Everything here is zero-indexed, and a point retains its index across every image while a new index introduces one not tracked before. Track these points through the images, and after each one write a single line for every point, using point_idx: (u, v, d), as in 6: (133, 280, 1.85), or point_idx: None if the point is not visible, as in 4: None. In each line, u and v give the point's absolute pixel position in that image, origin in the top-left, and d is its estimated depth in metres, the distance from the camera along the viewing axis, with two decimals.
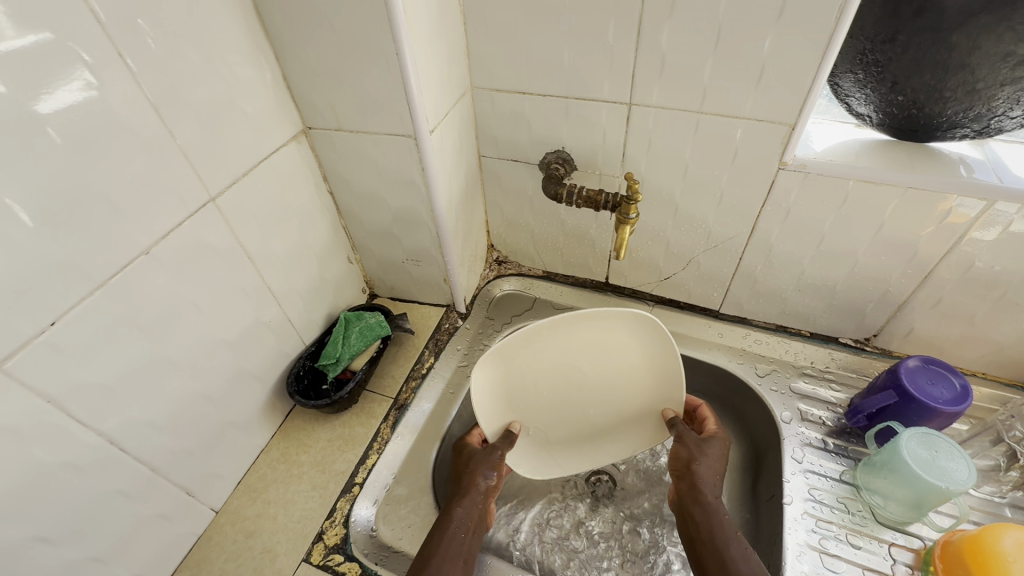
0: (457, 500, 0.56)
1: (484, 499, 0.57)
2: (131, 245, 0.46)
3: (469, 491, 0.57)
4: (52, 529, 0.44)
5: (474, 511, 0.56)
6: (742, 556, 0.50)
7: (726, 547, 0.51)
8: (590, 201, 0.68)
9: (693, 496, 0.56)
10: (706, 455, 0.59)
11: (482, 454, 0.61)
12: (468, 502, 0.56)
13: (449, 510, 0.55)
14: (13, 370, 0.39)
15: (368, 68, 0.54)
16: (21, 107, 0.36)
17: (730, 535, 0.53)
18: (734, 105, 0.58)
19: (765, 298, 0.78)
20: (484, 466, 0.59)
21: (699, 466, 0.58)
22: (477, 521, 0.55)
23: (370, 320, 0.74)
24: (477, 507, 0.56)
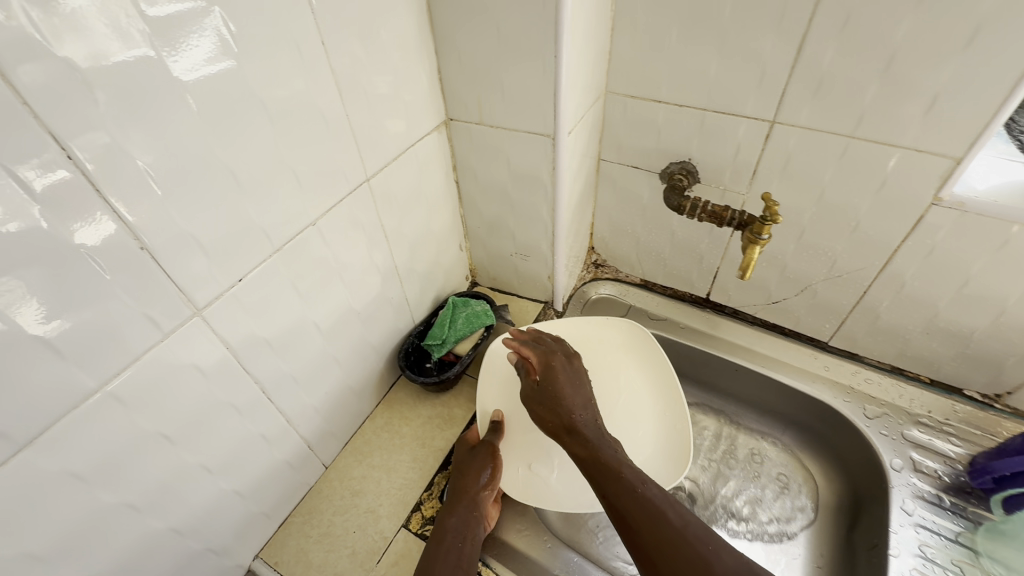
0: (448, 511, 0.57)
1: (474, 506, 0.58)
2: (303, 215, 0.50)
3: (460, 500, 0.58)
4: (213, 460, 0.49)
5: (466, 523, 0.56)
6: (640, 481, 0.49)
7: (624, 479, 0.49)
8: (714, 216, 0.67)
9: (576, 440, 0.55)
10: (573, 390, 0.59)
11: (473, 458, 0.62)
12: (458, 511, 0.57)
13: (440, 522, 0.56)
14: (209, 316, 0.44)
15: (521, 67, 0.56)
16: (246, 84, 0.41)
17: (624, 464, 0.51)
18: (893, 132, 0.55)
19: (883, 337, 0.74)
20: (472, 473, 0.60)
21: (574, 404, 0.57)
22: (472, 533, 0.56)
23: (477, 308, 0.76)
24: (470, 515, 0.57)
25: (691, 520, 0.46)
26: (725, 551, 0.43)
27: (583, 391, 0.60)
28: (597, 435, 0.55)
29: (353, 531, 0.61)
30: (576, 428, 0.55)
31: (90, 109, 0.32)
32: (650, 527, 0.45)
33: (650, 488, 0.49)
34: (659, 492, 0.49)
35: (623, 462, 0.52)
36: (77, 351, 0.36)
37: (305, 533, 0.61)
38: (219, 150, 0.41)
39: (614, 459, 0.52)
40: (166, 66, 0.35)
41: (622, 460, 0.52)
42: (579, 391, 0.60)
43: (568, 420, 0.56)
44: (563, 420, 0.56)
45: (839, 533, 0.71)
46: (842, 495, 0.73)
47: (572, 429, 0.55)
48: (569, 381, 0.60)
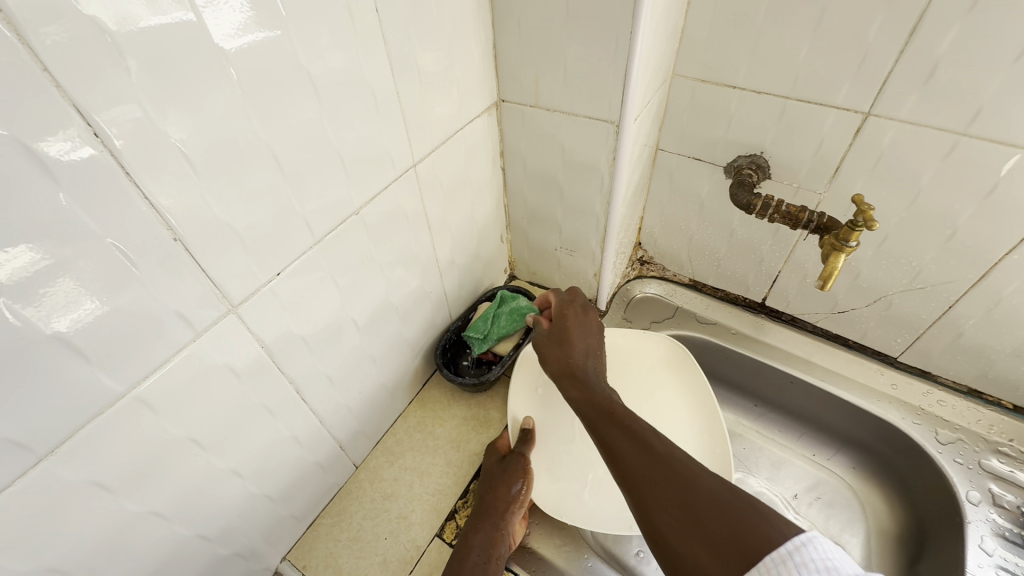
0: (475, 528, 0.55)
1: (503, 523, 0.56)
2: (347, 202, 0.46)
3: (488, 517, 0.55)
4: (244, 464, 0.45)
5: (492, 539, 0.54)
6: (628, 415, 0.45)
7: (613, 415, 0.46)
8: (788, 217, 0.61)
9: (574, 384, 0.52)
10: (579, 335, 0.58)
11: (503, 469, 0.59)
12: (485, 530, 0.54)
13: (467, 537, 0.54)
14: (244, 312, 0.40)
15: (589, 43, 0.50)
16: (291, 55, 0.36)
17: (615, 402, 0.48)
18: (1016, 131, 0.48)
19: (964, 356, 0.67)
20: (501, 485, 0.57)
21: (577, 349, 0.56)
22: (497, 551, 0.54)
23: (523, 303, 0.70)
24: (498, 531, 0.55)
25: (676, 450, 0.41)
26: (709, 477, 0.38)
27: (591, 337, 0.58)
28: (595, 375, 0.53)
29: (384, 537, 0.58)
30: (576, 371, 0.54)
31: (120, 78, 0.28)
32: (632, 457, 0.41)
33: (639, 421, 0.45)
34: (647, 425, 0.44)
35: (614, 400, 0.49)
36: (104, 354, 0.32)
37: (333, 537, 0.58)
38: (261, 130, 0.36)
39: (605, 397, 0.49)
40: (206, 31, 0.31)
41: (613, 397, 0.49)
42: (586, 337, 0.58)
43: (568, 363, 0.55)
44: (566, 363, 0.55)
45: (902, 565, 0.66)
46: (906, 524, 0.68)
47: (571, 369, 0.54)
48: (576, 327, 0.59)
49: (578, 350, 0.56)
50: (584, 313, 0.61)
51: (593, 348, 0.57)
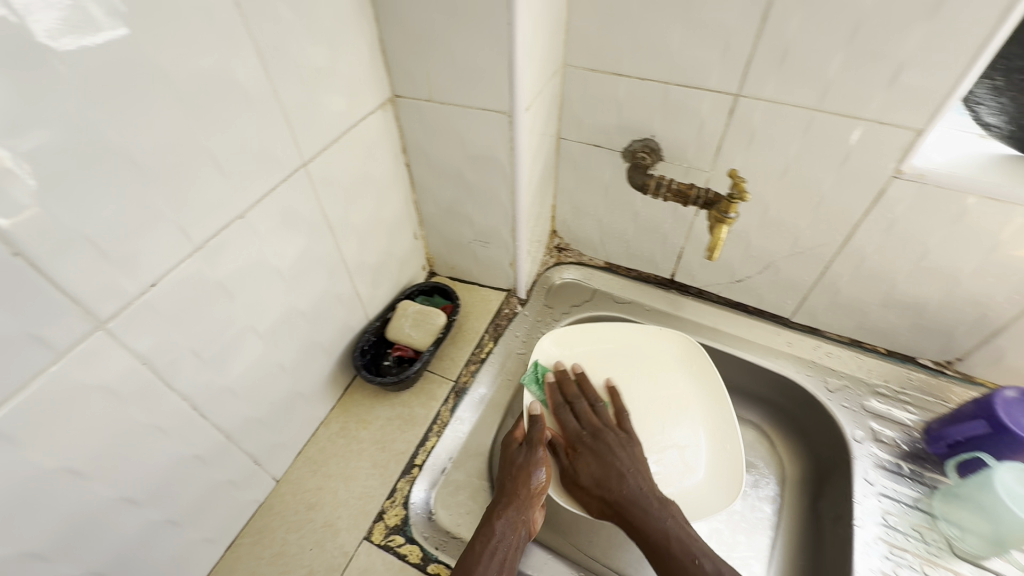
0: (499, 512, 0.53)
1: (524, 508, 0.55)
2: (229, 206, 0.44)
3: (514, 501, 0.54)
4: (137, 491, 0.43)
5: (515, 526, 0.53)
6: (690, 557, 0.51)
7: (678, 559, 0.51)
8: (679, 195, 0.65)
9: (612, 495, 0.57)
10: (606, 458, 0.59)
11: (527, 454, 0.58)
12: (510, 513, 0.53)
13: (489, 522, 0.53)
14: (116, 328, 0.37)
15: (473, 35, 0.51)
16: (143, 54, 0.34)
17: (672, 536, 0.52)
18: (857, 105, 0.54)
19: (843, 311, 0.74)
20: (522, 473, 0.57)
21: (613, 480, 0.57)
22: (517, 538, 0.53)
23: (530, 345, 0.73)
24: (520, 517, 0.54)
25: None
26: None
27: (623, 455, 0.60)
28: (642, 504, 0.55)
29: (310, 548, 0.56)
30: (620, 507, 0.56)
31: None
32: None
33: (701, 564, 0.50)
34: (712, 568, 0.50)
35: (671, 531, 0.53)
36: None
37: (254, 555, 0.55)
38: (112, 133, 0.34)
39: (662, 532, 0.53)
40: (26, 28, 0.28)
41: (667, 527, 0.53)
42: (621, 455, 0.60)
43: (606, 496, 0.57)
44: (608, 495, 0.56)
45: (803, 503, 0.71)
46: (805, 463, 0.75)
47: (617, 503, 0.56)
48: (604, 450, 0.60)
49: (618, 480, 0.57)
50: (608, 431, 0.62)
51: (631, 468, 0.58)
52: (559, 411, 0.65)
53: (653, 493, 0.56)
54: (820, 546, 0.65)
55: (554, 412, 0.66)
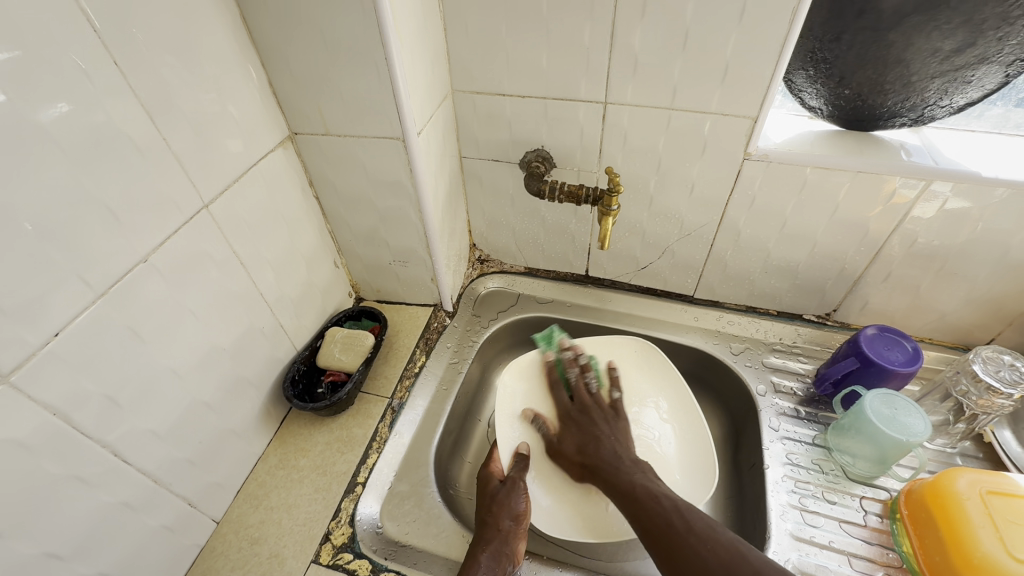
0: (481, 545, 0.57)
1: (508, 542, 0.58)
2: (131, 252, 0.46)
3: (494, 537, 0.57)
4: (60, 545, 0.43)
5: (501, 555, 0.56)
6: (649, 497, 0.56)
7: (637, 499, 0.56)
8: (572, 196, 0.72)
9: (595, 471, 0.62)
10: (591, 429, 0.66)
11: (505, 493, 0.62)
12: (494, 545, 0.57)
13: (473, 557, 0.56)
14: (20, 382, 0.38)
15: (358, 72, 0.56)
16: (23, 116, 0.36)
17: (636, 484, 0.58)
18: (702, 102, 0.63)
19: (734, 282, 0.83)
20: (512, 505, 0.61)
21: (593, 446, 0.64)
22: (504, 565, 0.56)
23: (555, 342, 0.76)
24: (502, 553, 0.57)
25: (693, 522, 0.52)
26: (723, 547, 0.49)
27: (605, 427, 0.66)
28: (615, 464, 0.61)
29: None
30: (596, 468, 0.62)
31: None
32: (662, 538, 0.52)
33: (658, 501, 0.55)
34: (668, 502, 0.55)
35: (636, 483, 0.58)
36: None
37: None
38: None
39: (628, 482, 0.58)
40: None
41: (635, 480, 0.58)
42: (605, 427, 0.66)
43: (585, 459, 0.64)
44: (586, 460, 0.64)
45: (726, 461, 0.78)
46: (723, 425, 0.82)
47: (595, 467, 0.62)
48: (587, 424, 0.67)
49: (596, 446, 0.64)
50: (594, 407, 0.69)
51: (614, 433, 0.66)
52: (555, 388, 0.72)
53: (623, 454, 0.62)
54: (742, 497, 0.72)
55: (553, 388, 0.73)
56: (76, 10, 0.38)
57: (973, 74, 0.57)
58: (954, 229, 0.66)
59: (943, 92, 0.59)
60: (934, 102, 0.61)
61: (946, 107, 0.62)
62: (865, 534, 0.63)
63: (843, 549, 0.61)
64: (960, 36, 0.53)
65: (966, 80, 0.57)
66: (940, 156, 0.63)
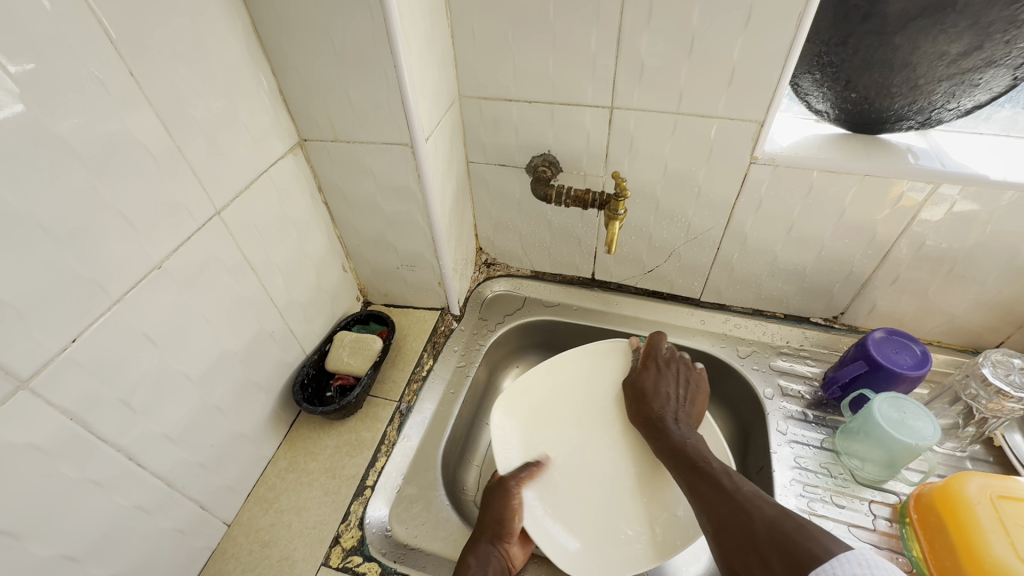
0: (468, 550, 0.57)
1: (494, 546, 0.58)
2: (145, 259, 0.46)
3: (478, 541, 0.58)
4: (75, 547, 0.44)
5: (490, 556, 0.57)
6: (700, 456, 0.58)
7: (689, 458, 0.58)
8: (578, 200, 0.73)
9: (653, 432, 0.65)
10: (662, 382, 0.68)
11: (494, 502, 0.63)
12: (477, 548, 0.57)
13: (461, 560, 0.56)
14: (38, 388, 0.39)
15: (367, 79, 0.57)
16: (42, 126, 0.37)
17: (688, 444, 0.60)
18: (708, 106, 0.63)
19: (741, 285, 0.83)
20: (498, 510, 0.61)
21: (655, 400, 0.67)
22: (493, 567, 0.56)
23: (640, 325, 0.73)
24: (487, 556, 0.57)
25: (742, 484, 0.52)
26: (767, 505, 0.49)
27: (674, 388, 0.68)
28: (670, 426, 0.64)
29: None
30: (652, 421, 0.65)
31: None
32: (707, 490, 0.54)
33: (710, 461, 0.57)
34: (718, 464, 0.57)
35: (690, 443, 0.60)
36: None
37: None
38: (16, 202, 0.36)
39: (681, 440, 0.61)
40: None
41: (687, 442, 0.61)
42: (675, 389, 0.68)
43: (644, 414, 0.67)
44: (646, 413, 0.67)
45: (734, 465, 0.78)
46: (730, 428, 0.82)
47: (652, 421, 0.65)
48: (659, 380, 0.69)
49: (659, 403, 0.67)
50: (676, 374, 0.69)
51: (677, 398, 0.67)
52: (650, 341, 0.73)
53: (682, 423, 0.64)
54: None
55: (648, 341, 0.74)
56: (93, 21, 0.39)
57: (981, 77, 0.57)
58: (963, 232, 0.65)
59: (950, 94, 0.59)
60: (941, 105, 0.61)
61: (954, 110, 0.62)
62: (874, 538, 0.62)
63: None
64: (967, 40, 0.53)
65: (974, 82, 0.57)
66: (948, 159, 0.63)
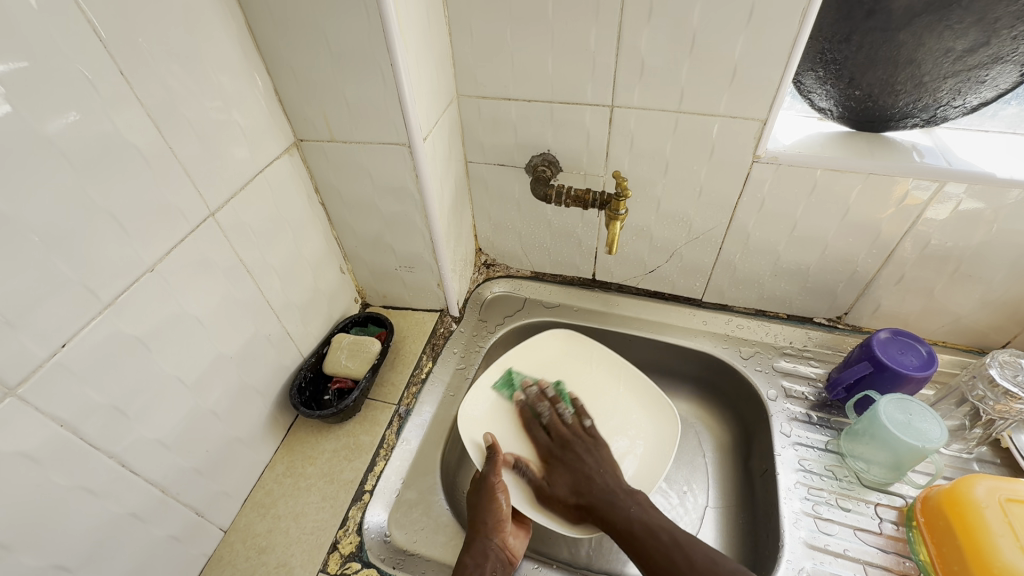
0: (467, 549, 0.56)
1: (488, 538, 0.57)
2: (137, 262, 0.45)
3: (475, 538, 0.57)
4: (66, 556, 0.43)
5: (487, 551, 0.56)
6: (648, 535, 0.55)
7: (637, 537, 0.55)
8: (578, 200, 0.72)
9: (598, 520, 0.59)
10: (574, 465, 0.64)
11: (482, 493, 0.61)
12: (473, 546, 0.56)
13: (460, 561, 0.55)
14: (27, 394, 0.38)
15: (363, 78, 0.56)
16: (30, 127, 0.36)
17: (634, 520, 0.57)
18: (710, 104, 0.62)
19: (743, 285, 0.82)
20: (489, 506, 0.59)
21: (581, 480, 0.62)
22: (492, 562, 0.55)
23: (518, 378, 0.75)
24: (484, 550, 0.56)
25: (694, 556, 0.53)
26: (727, 572, 0.51)
27: (591, 459, 0.64)
28: (611, 500, 0.59)
29: None
30: (593, 508, 0.60)
31: None
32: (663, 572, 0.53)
33: (659, 537, 0.55)
34: (668, 537, 0.55)
35: (634, 522, 0.56)
36: None
37: None
38: (3, 204, 0.36)
39: (625, 518, 0.57)
40: None
41: (633, 515, 0.57)
42: (591, 458, 0.65)
43: (579, 499, 0.61)
44: (582, 498, 0.61)
45: (737, 468, 0.77)
46: (733, 429, 0.81)
47: (592, 504, 0.60)
48: (572, 459, 0.65)
49: (587, 481, 0.62)
50: (575, 439, 0.67)
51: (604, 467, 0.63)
52: (530, 428, 0.70)
53: (617, 486, 0.61)
54: (753, 501, 0.71)
55: (527, 430, 0.71)
56: (82, 20, 0.38)
57: (987, 74, 0.56)
58: (968, 231, 0.65)
59: (956, 92, 0.58)
60: (947, 102, 0.60)
61: (959, 107, 0.61)
62: (880, 542, 0.61)
63: (858, 557, 0.60)
64: (973, 36, 0.53)
65: (980, 79, 0.56)
66: (954, 157, 0.63)
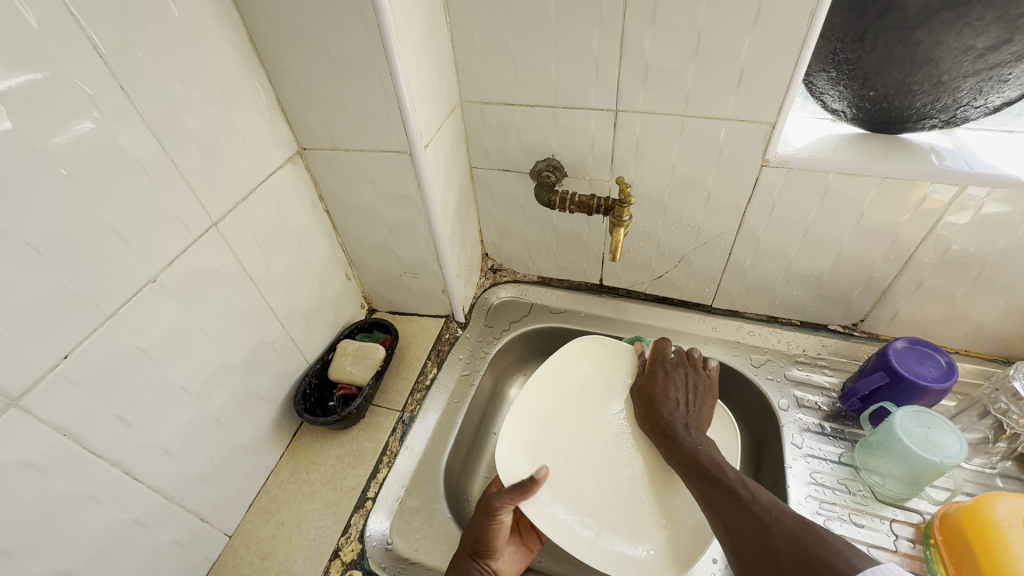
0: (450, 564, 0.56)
1: (480, 559, 0.56)
2: (138, 273, 0.46)
3: (462, 555, 0.56)
4: (71, 562, 0.44)
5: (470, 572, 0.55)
6: (714, 466, 0.55)
7: (703, 466, 0.56)
8: (583, 206, 0.71)
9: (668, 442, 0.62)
10: (670, 383, 0.67)
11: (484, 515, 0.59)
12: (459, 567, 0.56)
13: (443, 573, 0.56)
14: (28, 405, 0.39)
15: (364, 85, 0.56)
16: (29, 143, 0.37)
17: (702, 453, 0.57)
18: (717, 107, 0.61)
19: (754, 291, 0.80)
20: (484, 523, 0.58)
21: (665, 404, 0.65)
22: None
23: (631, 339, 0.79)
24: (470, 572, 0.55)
25: (758, 493, 0.50)
26: (787, 517, 0.46)
27: (683, 390, 0.66)
28: (683, 434, 0.61)
29: None
30: (663, 428, 0.63)
31: None
32: (721, 501, 0.51)
33: (724, 470, 0.54)
34: (734, 473, 0.53)
35: (703, 452, 0.57)
36: None
37: None
38: (4, 221, 0.36)
39: (693, 449, 0.58)
40: None
41: (700, 449, 0.58)
42: (686, 389, 0.66)
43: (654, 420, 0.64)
44: (654, 418, 0.64)
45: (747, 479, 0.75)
46: (744, 440, 0.79)
47: (662, 430, 0.63)
48: (668, 381, 0.67)
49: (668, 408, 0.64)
50: (683, 365, 0.68)
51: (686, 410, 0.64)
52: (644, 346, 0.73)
53: (693, 427, 0.62)
54: None
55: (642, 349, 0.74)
56: (81, 38, 0.39)
57: (1010, 73, 0.53)
58: (991, 237, 0.62)
59: (977, 91, 0.56)
60: (967, 102, 0.58)
61: (981, 107, 0.58)
62: (895, 561, 0.59)
63: None
64: (994, 33, 0.50)
65: (1002, 78, 0.54)
66: (974, 159, 0.60)
